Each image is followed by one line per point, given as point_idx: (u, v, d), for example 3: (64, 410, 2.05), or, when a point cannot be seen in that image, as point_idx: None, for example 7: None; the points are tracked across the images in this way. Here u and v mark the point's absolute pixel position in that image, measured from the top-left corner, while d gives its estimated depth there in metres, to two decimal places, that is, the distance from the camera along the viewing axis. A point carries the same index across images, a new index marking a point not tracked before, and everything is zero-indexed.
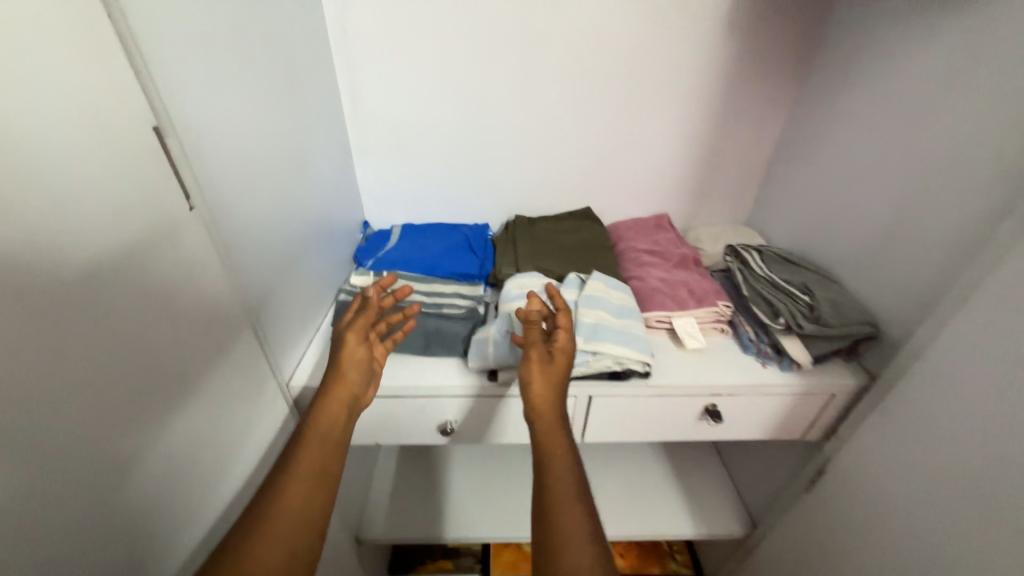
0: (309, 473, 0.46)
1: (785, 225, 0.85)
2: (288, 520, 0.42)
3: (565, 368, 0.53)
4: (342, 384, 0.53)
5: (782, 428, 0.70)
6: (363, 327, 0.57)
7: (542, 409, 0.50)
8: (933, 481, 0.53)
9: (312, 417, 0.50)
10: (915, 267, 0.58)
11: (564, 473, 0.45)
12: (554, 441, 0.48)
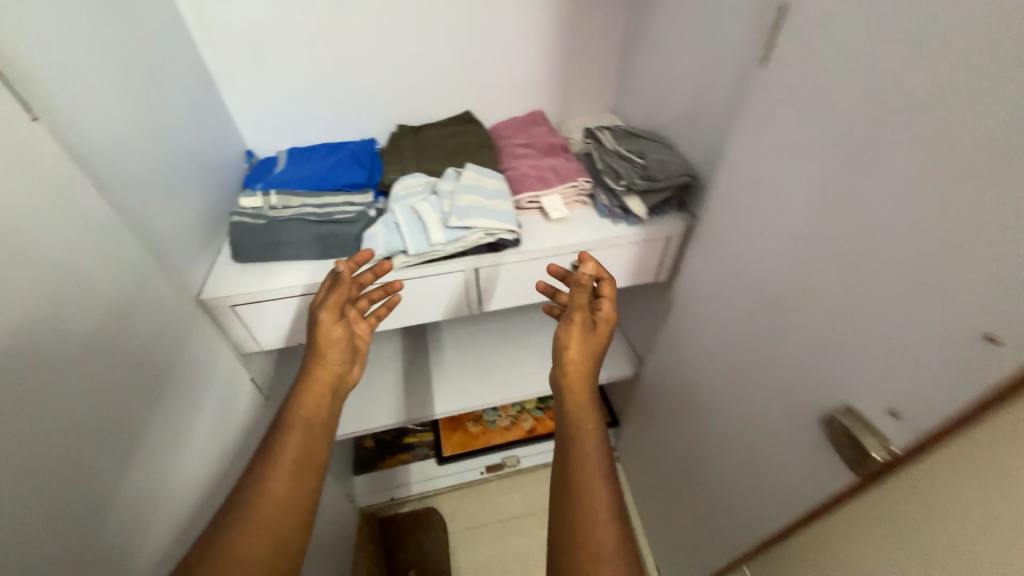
0: (295, 461, 0.48)
1: (637, 107, 0.97)
2: (268, 512, 0.44)
3: (606, 340, 0.63)
4: (321, 367, 0.56)
5: (638, 274, 0.87)
6: (338, 301, 0.59)
7: (575, 375, 0.60)
8: (719, 282, 0.71)
9: (292, 405, 0.53)
10: (716, 122, 0.72)
11: (592, 440, 0.55)
12: (580, 407, 0.58)
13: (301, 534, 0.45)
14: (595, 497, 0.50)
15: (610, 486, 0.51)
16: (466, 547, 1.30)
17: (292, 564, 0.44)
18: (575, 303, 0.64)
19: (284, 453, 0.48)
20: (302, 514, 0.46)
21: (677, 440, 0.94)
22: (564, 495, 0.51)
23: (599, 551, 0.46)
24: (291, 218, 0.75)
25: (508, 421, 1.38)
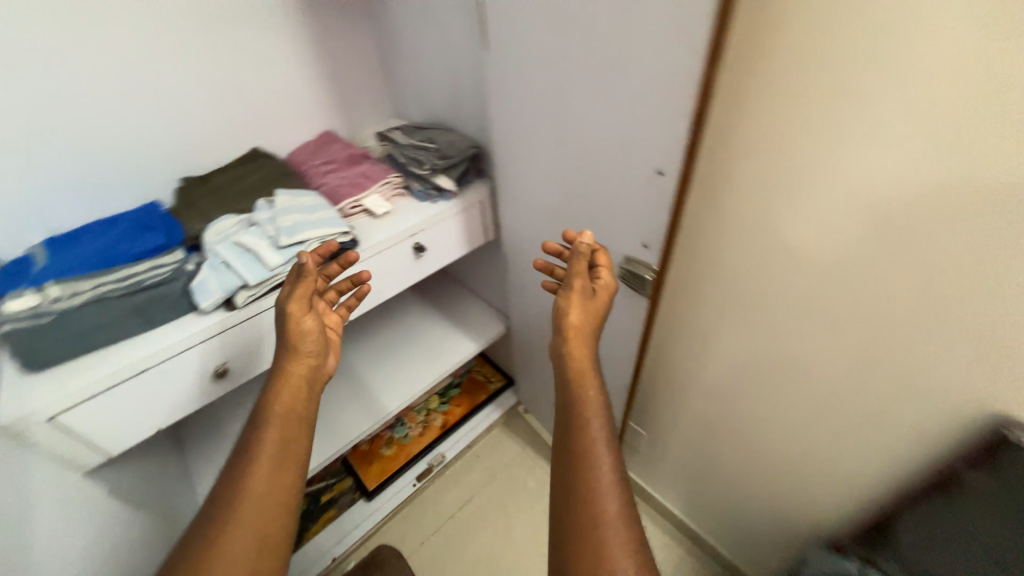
0: (272, 451, 0.50)
1: (413, 108, 1.10)
2: (252, 501, 0.46)
3: (607, 303, 0.64)
4: (294, 362, 0.56)
5: (471, 237, 1.01)
6: (306, 293, 0.59)
7: (576, 337, 0.62)
8: (527, 217, 0.90)
9: (269, 396, 0.54)
10: (476, 98, 0.90)
11: (593, 405, 0.58)
12: (588, 377, 0.60)
13: (285, 523, 0.47)
14: (601, 466, 0.53)
15: (614, 452, 0.55)
16: (429, 563, 1.29)
17: (279, 556, 0.45)
18: (573, 270, 0.64)
19: (263, 443, 0.50)
20: (287, 506, 0.48)
21: None
22: (576, 465, 0.54)
23: (603, 516, 0.49)
24: (89, 302, 0.64)
25: (421, 427, 1.42)
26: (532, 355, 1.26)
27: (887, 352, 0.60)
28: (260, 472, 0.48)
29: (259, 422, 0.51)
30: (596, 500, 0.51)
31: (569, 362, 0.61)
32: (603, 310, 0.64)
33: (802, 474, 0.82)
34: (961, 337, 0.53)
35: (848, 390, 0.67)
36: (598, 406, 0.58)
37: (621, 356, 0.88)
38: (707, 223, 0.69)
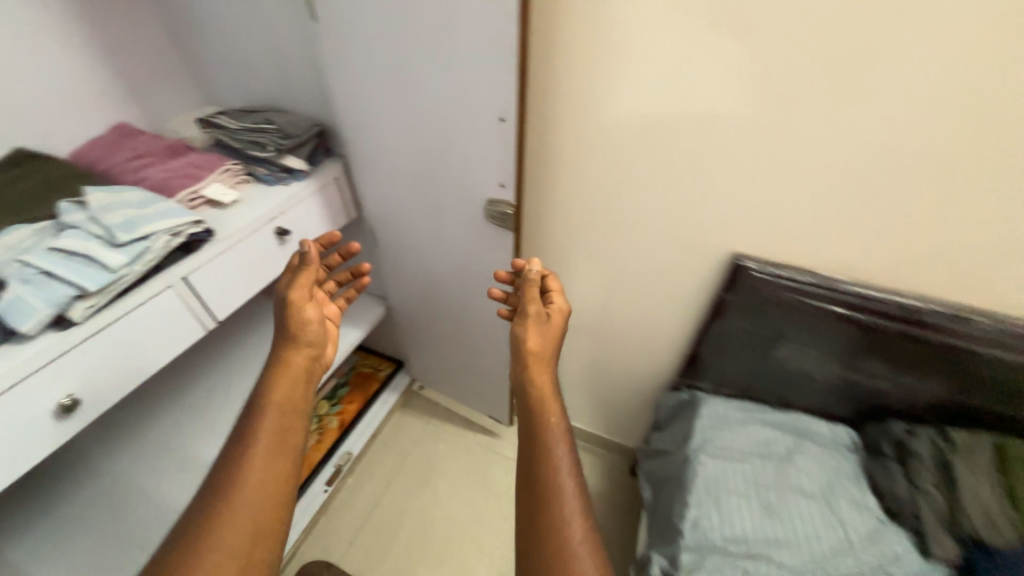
0: (270, 442, 0.54)
1: (231, 93, 1.01)
2: (252, 488, 0.51)
3: (561, 328, 0.70)
4: (293, 352, 0.63)
5: (333, 216, 1.00)
6: (308, 282, 0.67)
7: (534, 361, 0.65)
8: (389, 187, 0.95)
9: (268, 383, 0.59)
10: (310, 75, 0.90)
11: (558, 442, 0.58)
12: (549, 403, 0.61)
13: (284, 501, 0.52)
14: (569, 511, 0.53)
15: (579, 488, 0.56)
16: (364, 559, 1.27)
17: (278, 530, 0.50)
18: (527, 296, 0.71)
19: (260, 433, 0.54)
20: (284, 491, 0.53)
21: (441, 321, 1.23)
22: (544, 513, 0.53)
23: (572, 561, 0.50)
24: None
25: (317, 434, 1.35)
26: (417, 326, 1.32)
27: (674, 233, 0.86)
28: (256, 462, 0.52)
29: (257, 410, 0.56)
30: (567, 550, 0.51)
31: (531, 395, 0.63)
32: (559, 333, 0.69)
33: (643, 347, 1.10)
34: (700, 210, 0.81)
35: (654, 270, 0.94)
36: (564, 446, 0.58)
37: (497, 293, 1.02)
38: (544, 161, 0.87)
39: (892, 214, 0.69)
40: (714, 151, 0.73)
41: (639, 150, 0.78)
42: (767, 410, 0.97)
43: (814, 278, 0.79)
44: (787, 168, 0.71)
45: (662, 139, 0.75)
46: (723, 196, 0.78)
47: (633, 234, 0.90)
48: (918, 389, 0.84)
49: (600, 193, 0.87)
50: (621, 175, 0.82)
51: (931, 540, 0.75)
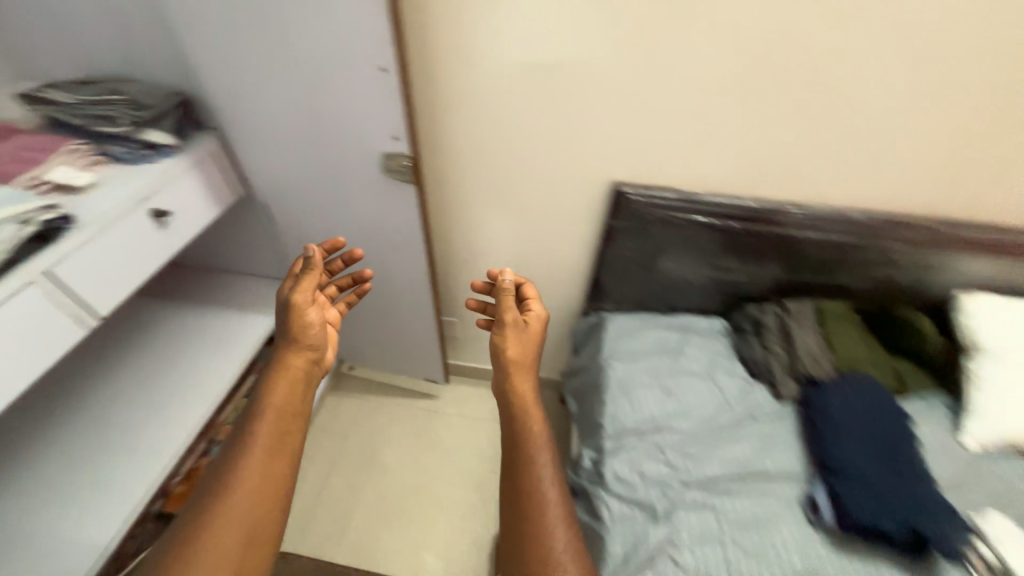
0: (269, 442, 0.62)
1: (59, 67, 0.87)
2: (251, 485, 0.58)
3: (538, 333, 0.78)
4: (293, 356, 0.71)
5: (218, 195, 0.92)
6: (311, 287, 0.74)
7: (516, 373, 0.74)
8: (277, 156, 0.91)
9: (272, 381, 0.68)
10: (158, 39, 0.81)
11: (541, 449, 0.67)
12: (531, 412, 0.71)
13: (281, 495, 0.60)
14: (549, 512, 0.63)
15: (558, 485, 0.66)
16: (319, 541, 1.27)
17: (272, 524, 0.58)
18: (504, 304, 0.78)
19: (260, 434, 0.62)
20: (281, 488, 0.61)
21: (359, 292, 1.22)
22: (526, 514, 0.63)
23: (548, 551, 0.60)
24: None
25: None
26: None
27: (561, 169, 0.96)
28: (254, 463, 0.60)
29: (258, 411, 0.65)
30: (545, 543, 0.60)
31: (514, 404, 0.72)
32: (537, 339, 0.78)
33: (555, 284, 1.21)
34: (578, 143, 0.91)
35: (550, 207, 1.03)
36: (546, 452, 0.67)
37: (410, 249, 1.05)
38: (432, 112, 0.90)
39: (721, 127, 0.85)
40: (580, 85, 0.83)
41: (517, 90, 0.85)
42: (659, 316, 1.15)
43: (675, 194, 0.95)
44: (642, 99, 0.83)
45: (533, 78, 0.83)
46: (594, 127, 0.88)
47: (526, 175, 0.98)
48: (762, 274, 1.05)
49: (491, 138, 0.92)
50: (505, 118, 0.89)
51: (779, 386, 0.97)
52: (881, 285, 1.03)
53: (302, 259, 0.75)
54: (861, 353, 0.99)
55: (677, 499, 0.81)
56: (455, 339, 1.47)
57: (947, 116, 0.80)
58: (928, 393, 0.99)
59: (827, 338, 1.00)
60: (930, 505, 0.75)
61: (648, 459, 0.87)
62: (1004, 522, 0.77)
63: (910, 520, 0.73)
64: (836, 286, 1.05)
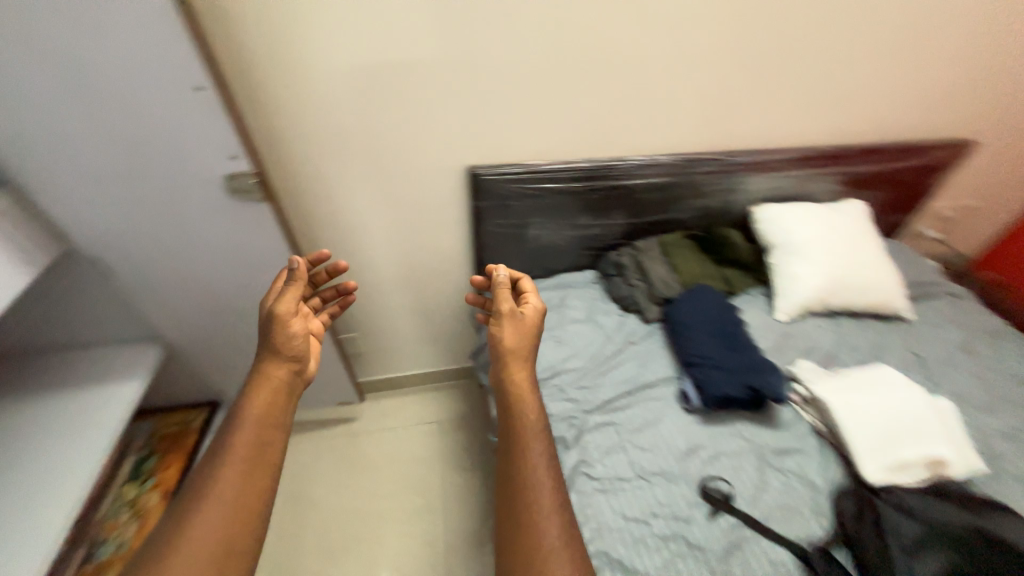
0: (246, 451, 0.63)
1: None
2: (228, 496, 0.59)
3: (535, 323, 0.76)
4: (274, 368, 0.71)
5: (32, 258, 0.81)
6: (294, 298, 0.74)
7: (512, 361, 0.72)
8: (99, 198, 0.83)
9: (251, 391, 0.68)
10: None
11: (533, 444, 0.65)
12: (528, 404, 0.69)
13: (260, 507, 0.60)
14: (541, 505, 0.61)
15: (552, 475, 0.64)
16: None
17: (247, 537, 0.57)
18: (499, 298, 0.77)
19: (237, 444, 0.63)
20: (259, 498, 0.61)
21: (241, 328, 1.15)
22: (520, 507, 0.61)
23: (542, 546, 0.58)
24: None
25: (135, 523, 1.13)
26: (212, 347, 1.19)
27: (414, 162, 1.03)
28: (229, 475, 0.60)
29: (237, 421, 0.65)
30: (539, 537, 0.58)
31: (510, 394, 0.70)
32: (535, 327, 0.76)
33: (444, 272, 1.27)
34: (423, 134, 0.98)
35: (416, 198, 1.10)
36: (541, 446, 0.65)
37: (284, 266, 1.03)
38: (273, 125, 0.92)
39: (541, 102, 0.99)
40: (409, 81, 0.90)
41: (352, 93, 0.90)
42: (539, 280, 1.28)
43: (523, 167, 1.06)
44: (469, 87, 0.93)
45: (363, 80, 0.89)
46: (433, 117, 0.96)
47: (382, 174, 1.03)
48: (612, 224, 1.23)
49: (340, 141, 0.96)
50: (346, 121, 0.94)
51: (644, 311, 1.15)
52: (701, 214, 1.27)
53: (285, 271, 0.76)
54: (699, 270, 1.21)
55: (583, 426, 0.93)
56: (360, 355, 1.43)
57: (723, 68, 1.00)
58: (749, 289, 1.25)
59: (671, 263, 1.20)
60: (759, 366, 0.96)
61: (554, 400, 0.97)
62: (807, 364, 1.02)
63: (746, 382, 0.93)
64: (669, 221, 1.26)
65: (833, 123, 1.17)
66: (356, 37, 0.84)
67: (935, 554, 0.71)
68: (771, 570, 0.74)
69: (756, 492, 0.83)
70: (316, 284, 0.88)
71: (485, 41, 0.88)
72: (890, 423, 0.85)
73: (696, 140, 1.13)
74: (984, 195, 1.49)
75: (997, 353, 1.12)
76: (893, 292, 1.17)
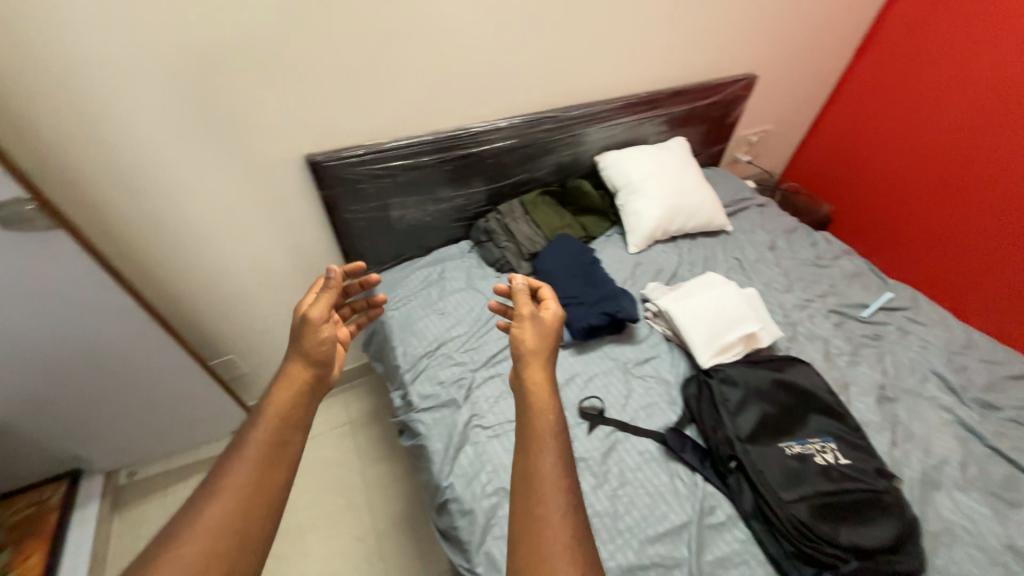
0: (258, 451, 0.56)
1: None
2: (236, 495, 0.52)
3: (556, 324, 0.66)
4: (297, 367, 0.64)
5: None
6: (326, 305, 0.69)
7: (527, 357, 0.62)
8: None
9: (273, 389, 0.62)
10: None
11: (545, 443, 0.53)
12: (541, 400, 0.57)
13: (266, 510, 0.52)
14: (548, 512, 0.48)
15: (568, 477, 0.52)
16: None
17: (245, 547, 0.49)
18: (518, 302, 0.68)
19: (253, 442, 0.56)
20: (261, 505, 0.52)
21: (79, 377, 1.02)
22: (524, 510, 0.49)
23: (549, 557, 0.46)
24: None
25: None
26: (46, 409, 1.03)
27: (238, 160, 0.97)
28: (240, 473, 0.54)
29: (255, 418, 0.59)
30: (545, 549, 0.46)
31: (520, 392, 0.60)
32: (557, 328, 0.66)
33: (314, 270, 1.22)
34: (245, 127, 0.93)
35: (258, 198, 1.04)
36: (553, 441, 0.54)
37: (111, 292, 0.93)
38: (55, 139, 0.81)
39: (366, 80, 0.99)
40: (210, 72, 0.85)
41: (146, 92, 0.83)
42: (415, 260, 1.29)
43: (365, 148, 1.05)
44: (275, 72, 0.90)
45: (157, 77, 0.82)
46: (252, 109, 0.92)
47: (203, 178, 0.96)
48: (473, 193, 1.27)
49: (147, 145, 0.88)
50: (139, 125, 0.85)
51: (518, 269, 1.23)
52: (554, 171, 1.37)
53: (321, 279, 0.73)
54: (559, 223, 1.31)
55: (472, 385, 0.98)
56: (244, 377, 1.34)
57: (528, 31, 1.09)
58: (606, 231, 1.39)
59: (534, 220, 1.29)
60: (614, 294, 1.09)
61: (443, 367, 1.01)
62: (654, 285, 1.18)
63: (604, 310, 1.06)
64: (525, 181, 1.34)
65: (640, 73, 1.34)
66: (132, 28, 0.76)
67: (752, 408, 0.90)
68: (641, 459, 0.87)
69: (625, 400, 0.96)
70: (345, 295, 0.80)
71: (286, 22, 0.86)
72: (714, 316, 1.03)
73: (528, 101, 1.22)
74: (774, 119, 1.81)
75: (793, 245, 1.40)
76: (715, 211, 1.38)
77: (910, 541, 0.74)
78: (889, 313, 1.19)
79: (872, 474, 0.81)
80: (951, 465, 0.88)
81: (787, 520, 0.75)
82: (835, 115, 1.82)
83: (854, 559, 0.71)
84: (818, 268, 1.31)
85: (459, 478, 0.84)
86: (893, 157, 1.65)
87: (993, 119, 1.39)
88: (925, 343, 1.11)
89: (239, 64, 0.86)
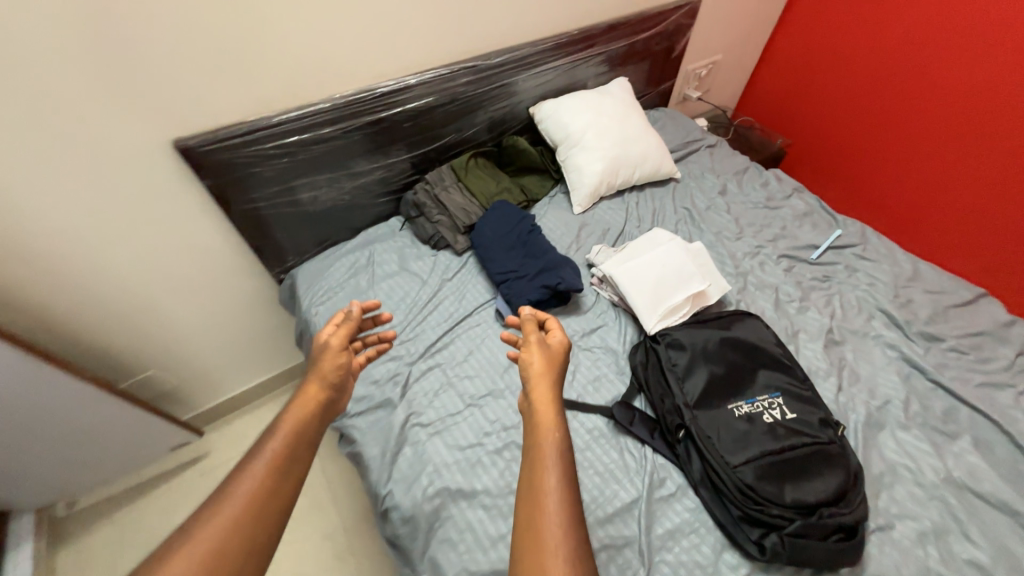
0: (264, 469, 0.56)
1: None
2: (237, 513, 0.52)
3: (562, 350, 0.69)
4: (313, 388, 0.67)
5: None
6: (346, 334, 0.74)
7: (535, 382, 0.65)
8: None
9: (291, 408, 0.65)
10: None
11: (549, 460, 0.56)
12: (546, 420, 0.60)
13: (264, 531, 0.53)
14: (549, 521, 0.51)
15: (570, 488, 0.54)
16: None
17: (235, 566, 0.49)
18: (525, 329, 0.71)
19: (259, 460, 0.57)
20: (260, 522, 0.53)
21: None
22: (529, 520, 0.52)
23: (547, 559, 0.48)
24: None
25: None
26: None
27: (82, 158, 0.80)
28: (243, 491, 0.54)
29: (268, 434, 0.61)
30: (545, 555, 0.48)
31: (530, 416, 0.63)
32: (563, 356, 0.69)
33: (223, 268, 1.09)
34: (80, 110, 0.75)
35: (126, 196, 0.87)
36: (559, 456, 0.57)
37: None
38: None
39: (228, 43, 0.81)
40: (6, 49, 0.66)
41: None
42: (341, 245, 1.17)
43: (249, 125, 0.89)
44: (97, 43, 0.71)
45: None
46: (83, 87, 0.74)
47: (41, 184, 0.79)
48: (395, 163, 1.14)
49: None
50: None
51: (453, 244, 1.13)
52: (486, 128, 1.23)
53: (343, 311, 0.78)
54: (495, 188, 1.20)
55: (408, 380, 0.91)
56: (174, 390, 1.23)
57: None
58: (548, 192, 1.28)
59: (467, 188, 1.17)
60: (555, 264, 1.02)
61: (376, 364, 0.93)
62: (599, 247, 1.11)
63: (545, 283, 0.99)
64: (454, 144, 1.20)
65: (568, 5, 1.18)
66: None
67: (699, 371, 0.86)
68: (590, 437, 0.83)
69: (572, 376, 0.91)
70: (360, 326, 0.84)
71: None
72: (659, 277, 0.98)
73: (442, 50, 1.06)
74: (722, 48, 1.68)
75: (744, 187, 1.33)
76: (662, 158, 1.29)
77: (853, 490, 0.74)
78: (838, 251, 1.16)
79: (816, 425, 0.80)
80: (894, 405, 0.88)
81: (733, 485, 0.73)
82: (787, 39, 1.70)
83: (798, 517, 0.70)
84: (768, 210, 1.26)
85: (399, 484, 0.79)
86: (847, 82, 1.57)
87: (945, 33, 1.30)
88: (872, 280, 1.09)
89: (44, 29, 0.67)
